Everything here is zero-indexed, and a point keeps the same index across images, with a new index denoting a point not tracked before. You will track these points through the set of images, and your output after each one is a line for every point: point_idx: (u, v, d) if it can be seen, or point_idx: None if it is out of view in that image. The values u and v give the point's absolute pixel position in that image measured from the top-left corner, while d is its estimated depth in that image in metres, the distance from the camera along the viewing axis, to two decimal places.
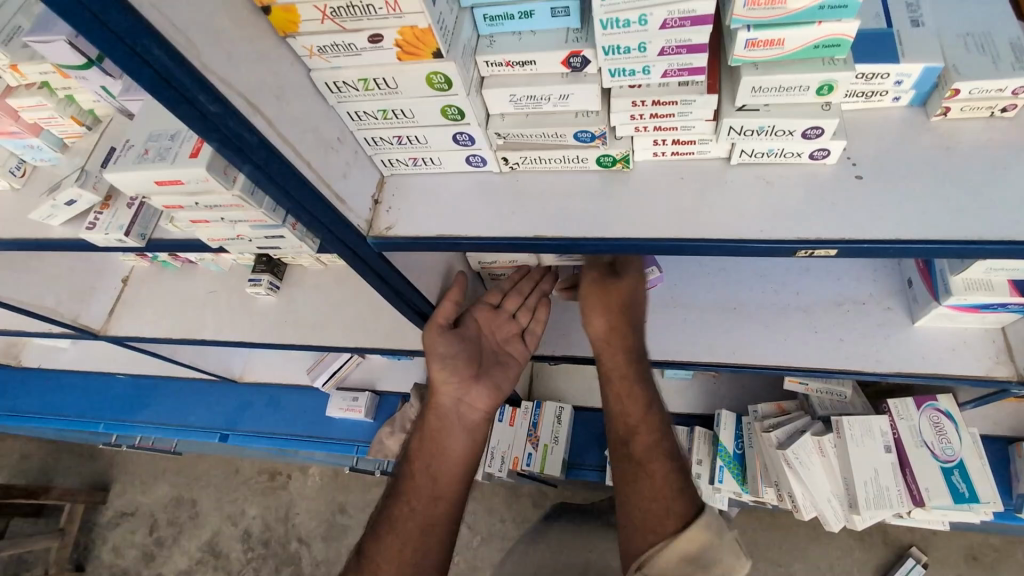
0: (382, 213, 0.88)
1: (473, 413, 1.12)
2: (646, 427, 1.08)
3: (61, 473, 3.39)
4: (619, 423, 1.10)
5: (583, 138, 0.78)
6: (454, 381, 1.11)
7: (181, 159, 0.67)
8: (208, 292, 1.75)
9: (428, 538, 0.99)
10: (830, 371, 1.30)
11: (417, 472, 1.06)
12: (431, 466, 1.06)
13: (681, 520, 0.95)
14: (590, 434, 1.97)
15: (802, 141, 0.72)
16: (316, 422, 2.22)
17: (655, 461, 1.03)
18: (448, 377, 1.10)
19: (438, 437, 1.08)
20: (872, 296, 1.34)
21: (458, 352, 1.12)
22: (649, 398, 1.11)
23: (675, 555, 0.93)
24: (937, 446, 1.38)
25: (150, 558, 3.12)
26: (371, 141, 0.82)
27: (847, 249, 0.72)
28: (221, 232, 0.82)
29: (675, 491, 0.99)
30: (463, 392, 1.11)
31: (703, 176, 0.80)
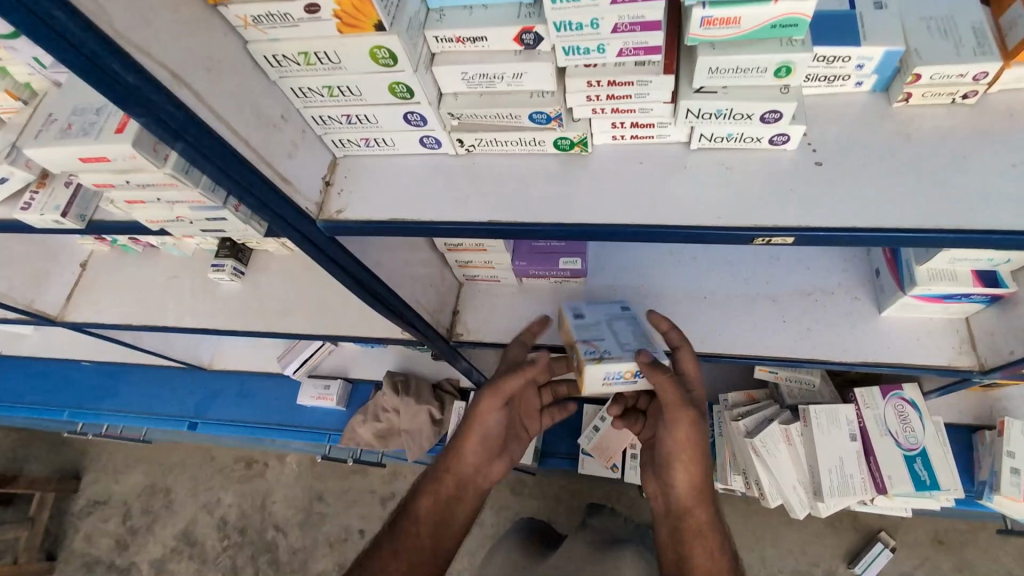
0: (333, 195, 0.84)
1: (485, 484, 1.10)
2: (706, 533, 1.00)
3: (30, 461, 3.32)
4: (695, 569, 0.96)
5: (538, 119, 0.75)
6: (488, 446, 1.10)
7: (106, 134, 0.63)
8: (171, 276, 1.70)
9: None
10: (794, 360, 1.31)
11: (420, 525, 1.01)
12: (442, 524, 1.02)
13: None
14: (564, 422, 1.97)
15: (761, 126, 0.70)
16: (289, 411, 2.18)
17: None
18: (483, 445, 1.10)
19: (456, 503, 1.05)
20: (840, 285, 1.34)
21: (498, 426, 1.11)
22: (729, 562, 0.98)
23: None
24: (902, 434, 1.39)
25: (124, 546, 3.08)
26: (319, 119, 0.78)
27: (805, 237, 0.71)
28: (159, 213, 0.78)
29: None
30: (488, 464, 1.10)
31: (663, 161, 0.78)
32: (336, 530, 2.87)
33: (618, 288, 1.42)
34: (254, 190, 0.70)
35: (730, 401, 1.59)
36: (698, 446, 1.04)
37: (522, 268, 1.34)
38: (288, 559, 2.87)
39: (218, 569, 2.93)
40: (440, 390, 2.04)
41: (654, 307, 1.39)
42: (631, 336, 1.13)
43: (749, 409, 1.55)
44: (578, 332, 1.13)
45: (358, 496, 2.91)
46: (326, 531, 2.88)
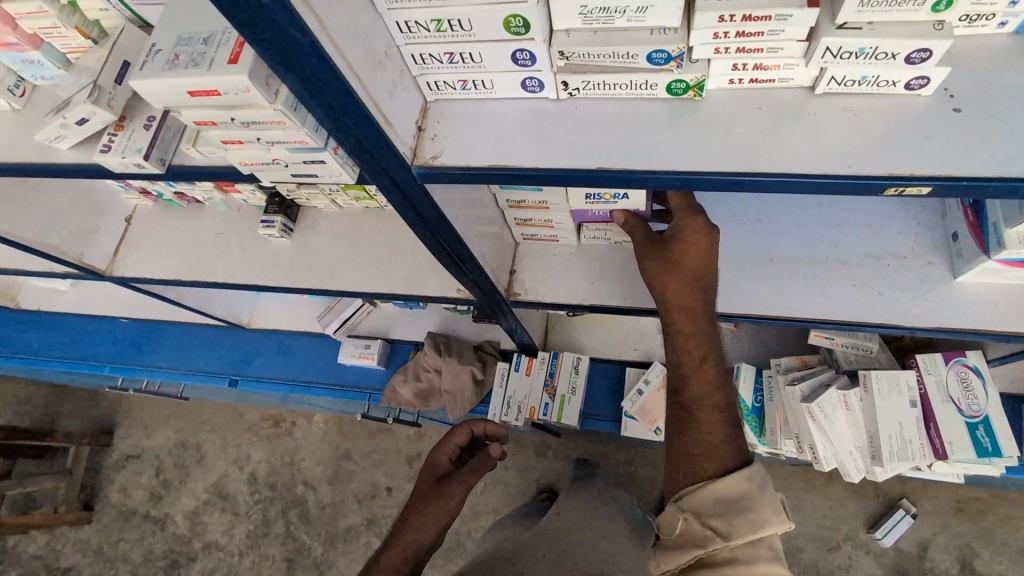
0: (427, 141, 0.81)
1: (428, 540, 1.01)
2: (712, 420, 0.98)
3: (64, 416, 3.40)
4: (695, 457, 0.95)
5: (656, 60, 0.70)
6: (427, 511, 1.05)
7: (218, 65, 0.59)
8: (218, 232, 1.68)
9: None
10: (863, 325, 1.28)
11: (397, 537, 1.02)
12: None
13: (724, 467, 0.93)
14: (603, 386, 1.98)
15: (902, 68, 0.65)
16: (327, 368, 2.21)
17: (707, 413, 0.99)
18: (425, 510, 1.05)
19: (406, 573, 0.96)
20: (913, 249, 1.30)
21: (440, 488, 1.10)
22: (725, 440, 0.96)
23: (711, 496, 0.90)
24: (964, 401, 1.37)
25: (157, 498, 3.17)
26: (419, 59, 0.74)
27: (941, 187, 0.67)
28: (254, 155, 0.74)
29: (722, 442, 0.95)
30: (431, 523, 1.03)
31: (781, 106, 0.74)
32: (364, 487, 2.94)
33: None
34: (359, 125, 0.66)
35: (782, 365, 1.59)
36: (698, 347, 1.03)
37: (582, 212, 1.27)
38: (317, 514, 2.95)
39: (250, 522, 3.02)
40: (482, 351, 2.05)
41: (717, 269, 1.37)
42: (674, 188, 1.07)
43: (804, 374, 1.55)
44: None
45: (385, 455, 2.96)
46: (354, 488, 2.95)
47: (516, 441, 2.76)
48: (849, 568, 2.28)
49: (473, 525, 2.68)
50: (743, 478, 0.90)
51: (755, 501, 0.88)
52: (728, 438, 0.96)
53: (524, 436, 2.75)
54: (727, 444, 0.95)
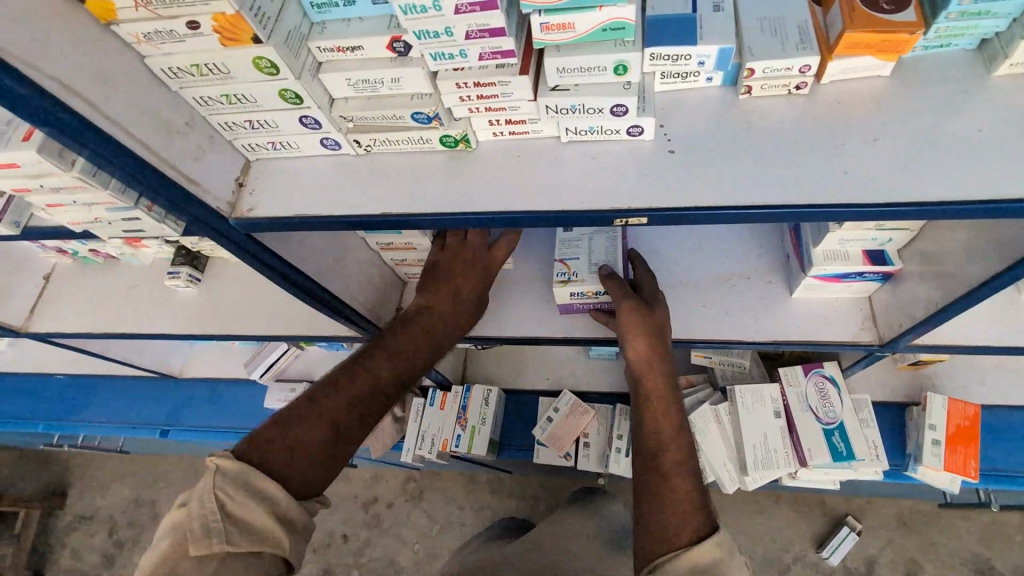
0: (246, 195, 0.92)
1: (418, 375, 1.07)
2: (680, 478, 0.95)
3: (16, 480, 3.35)
4: (667, 520, 0.89)
5: (420, 119, 0.83)
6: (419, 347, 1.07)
7: (14, 142, 0.70)
8: (130, 286, 1.76)
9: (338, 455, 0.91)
10: (715, 341, 1.39)
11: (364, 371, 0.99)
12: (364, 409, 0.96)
13: (696, 534, 0.86)
14: (521, 416, 2.05)
15: (614, 119, 0.78)
16: (258, 414, 2.27)
17: (679, 476, 0.95)
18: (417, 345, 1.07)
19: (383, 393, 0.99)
20: (756, 270, 1.43)
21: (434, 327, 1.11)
22: (697, 506, 0.91)
23: (687, 566, 0.83)
24: (821, 410, 1.49)
25: (110, 560, 3.10)
26: (225, 126, 0.85)
27: (656, 218, 0.79)
28: (78, 216, 0.85)
29: (692, 509, 0.90)
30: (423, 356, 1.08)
31: (539, 154, 0.86)
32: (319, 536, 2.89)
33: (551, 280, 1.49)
34: (156, 187, 0.77)
35: None
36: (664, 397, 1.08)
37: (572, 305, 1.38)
38: None
39: None
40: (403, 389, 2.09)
41: None
42: (602, 255, 1.33)
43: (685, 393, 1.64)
44: (559, 252, 1.35)
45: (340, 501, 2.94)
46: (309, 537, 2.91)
47: (470, 479, 2.79)
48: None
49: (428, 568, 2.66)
50: (714, 545, 0.85)
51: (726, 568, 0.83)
52: (697, 505, 0.91)
53: (476, 474, 2.78)
54: (698, 509, 0.90)
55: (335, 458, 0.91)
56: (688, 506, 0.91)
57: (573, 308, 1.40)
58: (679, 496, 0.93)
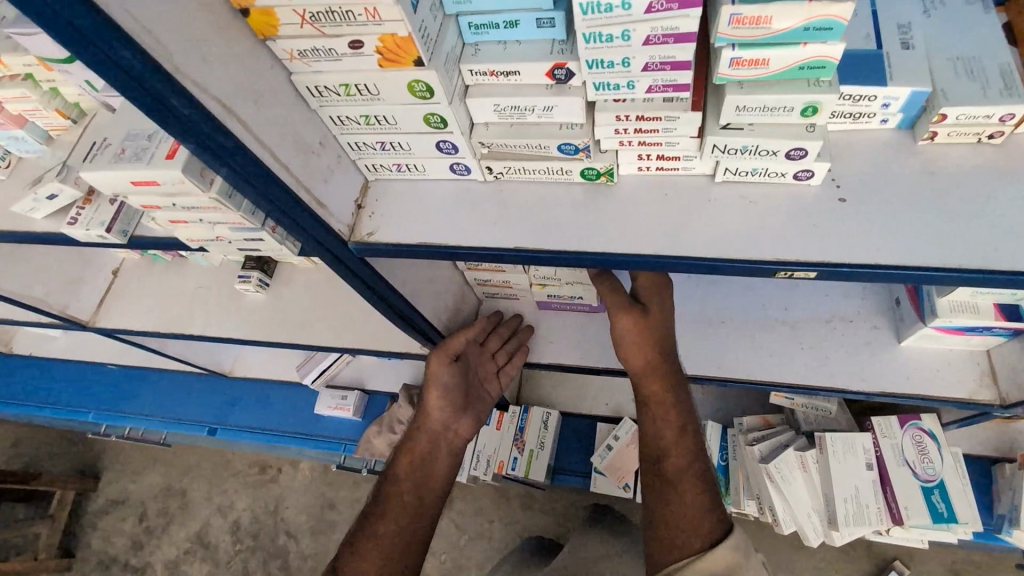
0: (365, 218, 0.87)
1: (458, 439, 1.23)
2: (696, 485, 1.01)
3: (53, 459, 3.39)
4: (675, 539, 0.96)
5: (567, 150, 0.77)
6: (446, 410, 1.22)
7: (157, 159, 0.66)
8: (197, 286, 1.74)
9: (409, 561, 1.04)
10: (811, 387, 1.31)
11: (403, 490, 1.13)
12: (419, 484, 1.14)
13: (709, 539, 0.94)
14: (576, 440, 1.97)
15: (785, 162, 0.72)
16: (305, 418, 2.24)
17: (687, 481, 1.02)
18: (441, 407, 1.21)
19: (424, 477, 1.16)
20: (860, 312, 1.35)
21: (453, 382, 1.23)
22: (710, 504, 0.99)
23: (702, 571, 0.92)
24: (919, 465, 1.40)
25: (139, 546, 3.11)
26: (354, 145, 0.81)
27: (826, 272, 0.72)
28: (200, 232, 0.82)
29: (703, 511, 0.98)
30: (456, 417, 1.23)
31: (687, 193, 0.80)
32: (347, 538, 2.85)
33: None
34: (286, 209, 0.72)
35: (745, 425, 1.62)
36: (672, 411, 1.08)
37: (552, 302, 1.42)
38: (298, 565, 2.87)
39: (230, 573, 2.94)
40: None
41: (672, 328, 1.42)
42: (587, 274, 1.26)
43: (764, 434, 1.57)
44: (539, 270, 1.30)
45: None
46: (337, 539, 2.88)
47: (501, 491, 2.71)
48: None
49: None
50: (729, 547, 0.92)
51: (745, 571, 0.91)
52: (709, 506, 0.98)
53: (510, 489, 2.71)
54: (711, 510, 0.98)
55: (404, 560, 1.04)
56: (700, 511, 0.98)
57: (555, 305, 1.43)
58: (690, 503, 0.99)
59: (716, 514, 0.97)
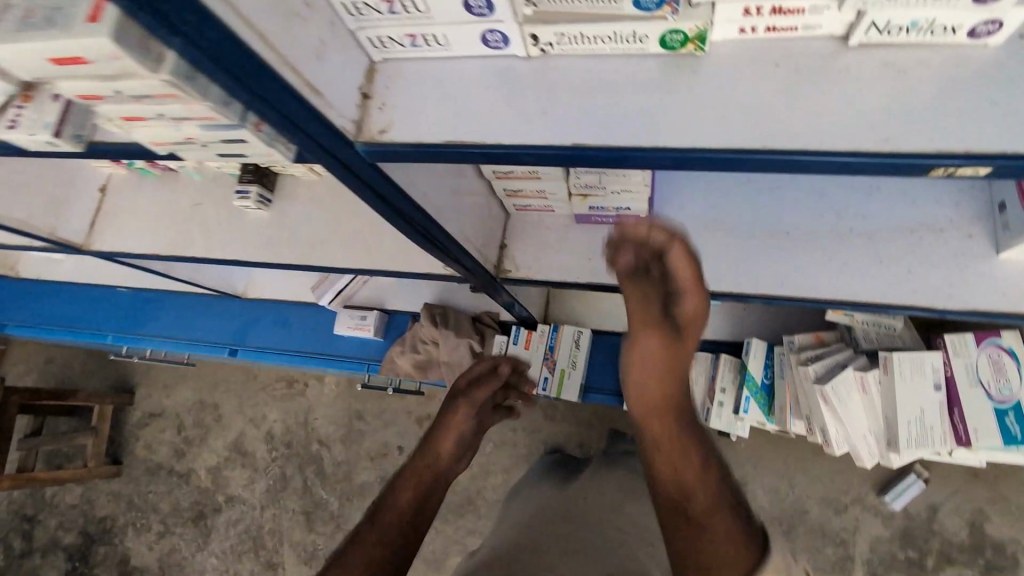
0: (373, 111, 0.68)
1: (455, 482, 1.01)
2: (712, 509, 0.72)
3: (87, 375, 3.46)
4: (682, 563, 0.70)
5: (644, 5, 0.58)
6: (456, 452, 1.03)
7: (76, 25, 0.47)
8: (192, 204, 1.57)
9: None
10: (883, 306, 1.15)
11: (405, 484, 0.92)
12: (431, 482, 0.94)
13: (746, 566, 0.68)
14: (609, 357, 1.86)
15: (963, 7, 0.52)
16: (326, 338, 2.17)
17: (707, 475, 0.75)
18: (450, 444, 1.03)
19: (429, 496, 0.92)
20: (953, 221, 1.14)
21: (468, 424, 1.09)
22: (733, 522, 0.71)
23: None
24: (994, 386, 1.26)
25: (181, 454, 3.24)
26: (353, 7, 0.63)
27: (1005, 167, 0.53)
28: (164, 133, 0.65)
29: (734, 536, 0.70)
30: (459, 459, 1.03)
31: (807, 62, 0.59)
32: (377, 446, 2.92)
33: (687, 224, 1.25)
34: (262, 85, 0.55)
35: (796, 344, 1.49)
36: (678, 395, 0.78)
37: (587, 214, 1.28)
38: (332, 471, 2.96)
39: (269, 478, 3.06)
40: (481, 323, 1.99)
41: (730, 244, 1.24)
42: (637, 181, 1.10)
43: (818, 353, 1.45)
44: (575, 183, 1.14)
45: (396, 417, 2.92)
46: (367, 447, 2.93)
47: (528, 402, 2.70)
48: (855, 530, 2.20)
49: (483, 483, 2.66)
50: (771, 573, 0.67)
51: None
52: (738, 532, 0.70)
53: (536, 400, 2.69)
54: (736, 540, 0.69)
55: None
56: (719, 531, 0.70)
57: (594, 220, 1.29)
58: (699, 513, 0.72)
59: (745, 543, 0.69)
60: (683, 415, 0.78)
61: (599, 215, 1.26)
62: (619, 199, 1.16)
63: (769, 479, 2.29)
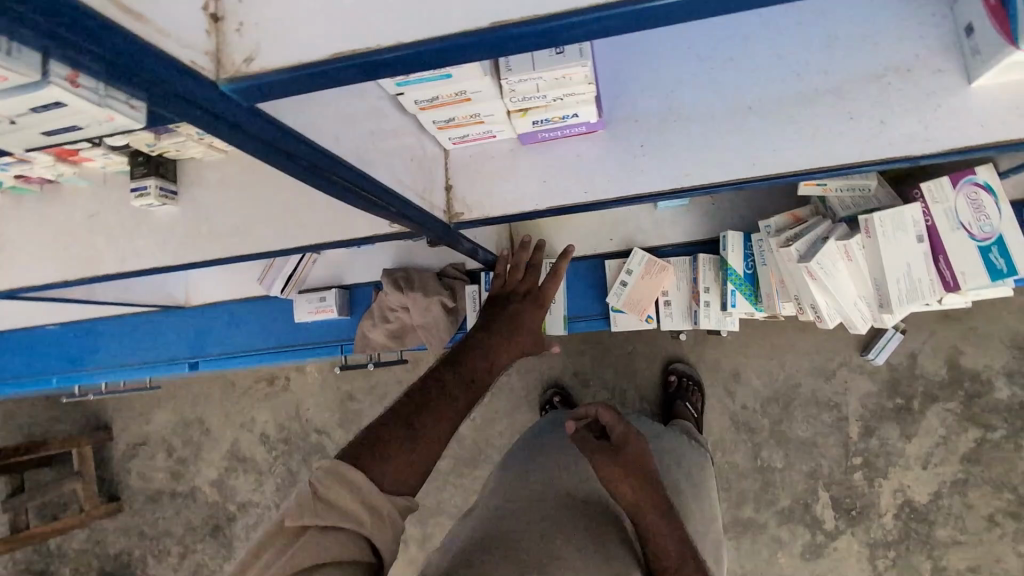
0: (231, 34, 0.53)
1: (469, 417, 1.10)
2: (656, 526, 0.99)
3: (54, 423, 3.25)
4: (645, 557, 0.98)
5: None
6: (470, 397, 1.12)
7: None
8: (90, 217, 1.37)
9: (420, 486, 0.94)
10: (854, 166, 1.09)
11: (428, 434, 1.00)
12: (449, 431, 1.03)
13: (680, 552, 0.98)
14: (588, 281, 1.78)
15: None
16: (291, 328, 2.02)
17: (648, 509, 1.00)
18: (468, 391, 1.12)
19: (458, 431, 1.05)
20: (919, 57, 1.06)
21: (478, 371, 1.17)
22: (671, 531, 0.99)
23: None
24: (975, 225, 1.23)
25: (179, 477, 3.12)
26: None
27: None
28: None
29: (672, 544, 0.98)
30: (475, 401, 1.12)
31: None
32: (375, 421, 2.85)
33: (642, 119, 1.15)
34: (36, 2, 0.39)
35: (773, 228, 1.45)
36: (636, 482, 1.02)
37: (530, 133, 1.15)
38: None
39: (277, 476, 2.98)
40: (446, 278, 1.88)
41: (691, 132, 1.13)
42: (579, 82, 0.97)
43: (797, 231, 1.41)
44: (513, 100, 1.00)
45: (387, 389, 2.83)
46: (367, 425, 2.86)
47: None
48: (846, 392, 2.26)
49: (490, 432, 2.62)
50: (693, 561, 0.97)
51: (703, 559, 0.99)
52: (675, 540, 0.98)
53: None
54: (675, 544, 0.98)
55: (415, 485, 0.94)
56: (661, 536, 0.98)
57: (544, 139, 1.18)
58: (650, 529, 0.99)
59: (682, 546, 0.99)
60: (645, 489, 1.02)
61: (546, 132, 1.14)
62: (566, 106, 1.03)
63: (765, 364, 2.32)
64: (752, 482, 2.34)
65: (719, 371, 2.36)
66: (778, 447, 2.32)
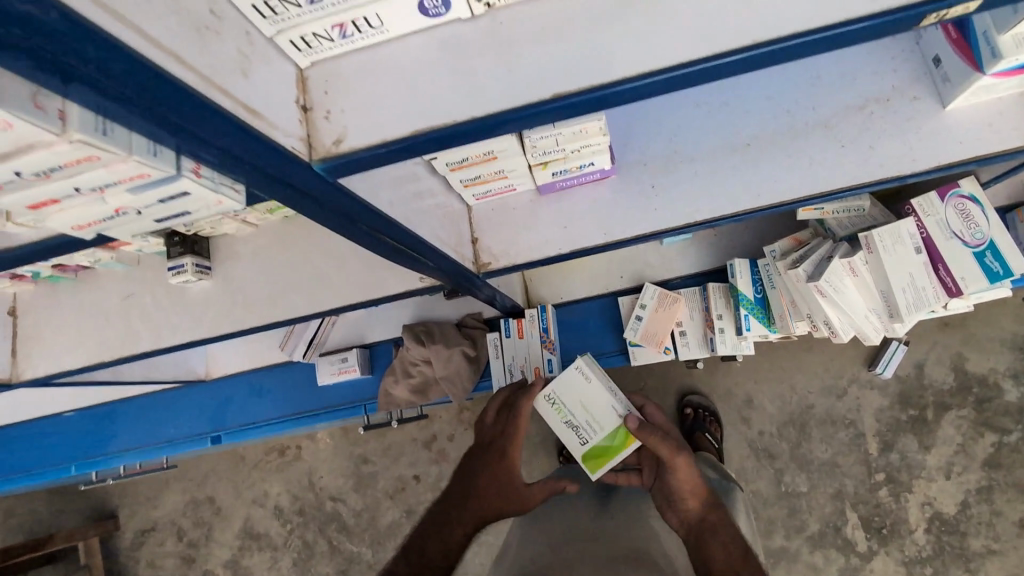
0: (319, 121, 0.61)
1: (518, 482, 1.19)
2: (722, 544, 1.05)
3: (59, 515, 3.14)
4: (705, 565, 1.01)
5: None
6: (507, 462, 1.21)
7: None
8: (122, 297, 1.41)
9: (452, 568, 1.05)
10: (852, 188, 1.16)
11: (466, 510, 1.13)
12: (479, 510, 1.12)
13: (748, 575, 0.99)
14: (603, 320, 1.83)
15: None
16: (311, 393, 2.03)
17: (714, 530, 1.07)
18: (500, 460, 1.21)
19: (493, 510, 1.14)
20: (895, 88, 1.18)
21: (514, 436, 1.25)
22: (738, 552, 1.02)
23: None
24: (967, 233, 1.31)
25: (190, 561, 3.01)
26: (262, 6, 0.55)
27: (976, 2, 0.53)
28: (93, 210, 0.67)
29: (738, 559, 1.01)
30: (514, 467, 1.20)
31: None
32: (392, 482, 2.80)
33: (649, 163, 1.24)
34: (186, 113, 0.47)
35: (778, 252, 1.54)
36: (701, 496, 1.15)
37: (550, 182, 1.24)
38: (355, 522, 2.82)
39: (293, 551, 2.89)
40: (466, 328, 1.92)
41: (696, 170, 1.22)
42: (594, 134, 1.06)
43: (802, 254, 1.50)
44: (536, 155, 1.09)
45: (403, 447, 2.80)
46: (383, 488, 2.81)
47: None
48: (859, 408, 2.28)
49: None
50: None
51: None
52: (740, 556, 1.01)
53: None
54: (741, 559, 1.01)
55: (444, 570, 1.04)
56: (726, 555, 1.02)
57: (561, 187, 1.26)
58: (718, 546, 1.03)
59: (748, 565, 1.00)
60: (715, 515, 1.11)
61: (565, 179, 1.22)
62: (582, 156, 1.11)
63: (778, 387, 2.35)
64: (780, 509, 2.32)
65: (734, 399, 2.38)
66: (801, 471, 2.31)
